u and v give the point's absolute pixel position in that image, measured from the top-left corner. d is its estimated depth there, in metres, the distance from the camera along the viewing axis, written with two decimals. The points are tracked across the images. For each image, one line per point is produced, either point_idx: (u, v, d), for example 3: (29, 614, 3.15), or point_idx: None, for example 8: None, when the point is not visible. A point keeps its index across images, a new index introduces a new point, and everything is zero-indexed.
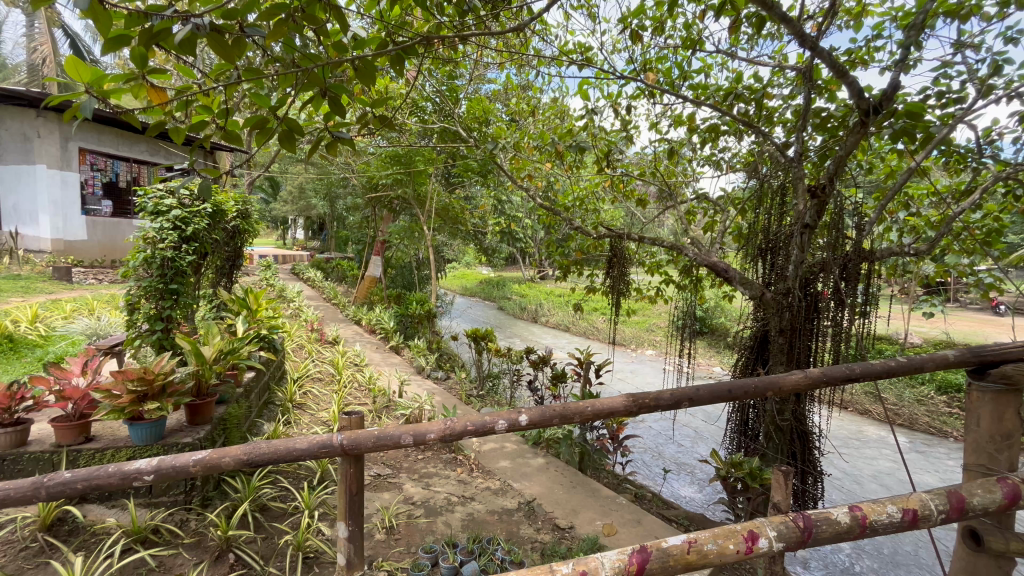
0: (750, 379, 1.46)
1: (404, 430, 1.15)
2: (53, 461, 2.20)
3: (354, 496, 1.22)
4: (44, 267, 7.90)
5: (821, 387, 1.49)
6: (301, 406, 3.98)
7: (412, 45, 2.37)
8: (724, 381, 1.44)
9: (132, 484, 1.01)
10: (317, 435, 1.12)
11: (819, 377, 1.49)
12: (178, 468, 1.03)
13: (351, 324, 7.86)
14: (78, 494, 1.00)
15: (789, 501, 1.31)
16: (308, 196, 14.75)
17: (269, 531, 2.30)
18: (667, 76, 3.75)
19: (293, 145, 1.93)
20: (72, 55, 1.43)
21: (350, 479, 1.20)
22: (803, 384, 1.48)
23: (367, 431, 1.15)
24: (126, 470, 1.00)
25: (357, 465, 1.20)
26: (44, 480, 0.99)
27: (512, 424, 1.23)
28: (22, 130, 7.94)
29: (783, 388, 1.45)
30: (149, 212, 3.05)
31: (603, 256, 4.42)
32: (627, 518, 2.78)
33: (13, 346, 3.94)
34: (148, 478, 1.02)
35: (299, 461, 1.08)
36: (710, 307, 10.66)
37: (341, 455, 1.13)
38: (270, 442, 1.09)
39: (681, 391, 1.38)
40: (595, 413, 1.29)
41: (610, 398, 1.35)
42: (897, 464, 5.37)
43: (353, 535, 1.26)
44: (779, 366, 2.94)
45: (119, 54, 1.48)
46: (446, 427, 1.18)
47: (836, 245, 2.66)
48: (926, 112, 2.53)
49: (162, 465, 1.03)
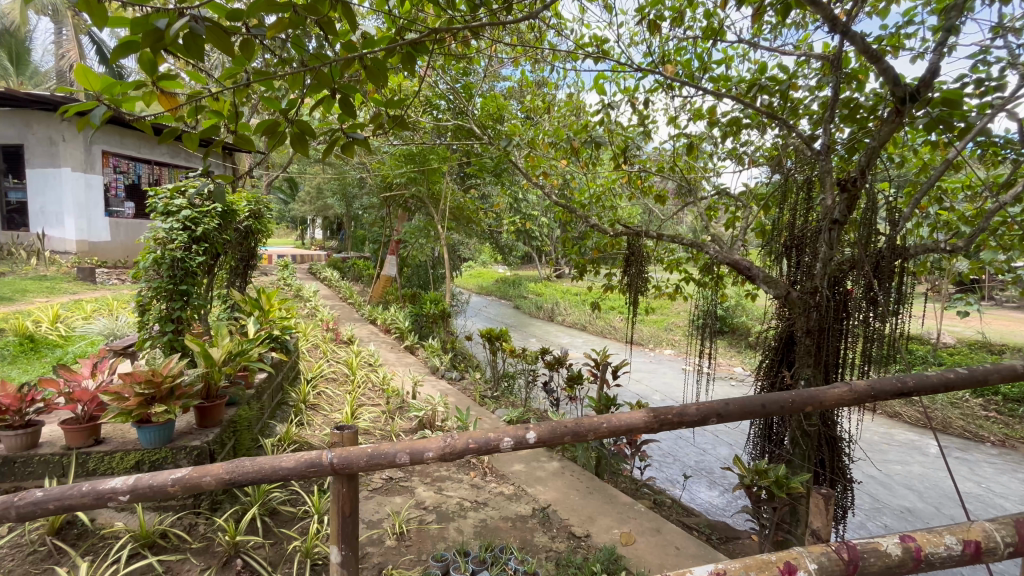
0: (785, 393, 1.39)
1: (400, 447, 1.13)
2: (63, 462, 2.21)
3: (347, 518, 1.21)
4: (70, 268, 8.06)
5: (868, 402, 1.41)
6: (314, 406, 3.97)
7: (423, 41, 2.30)
8: (758, 395, 1.37)
9: (107, 505, 1.01)
10: (305, 454, 1.09)
11: (863, 392, 1.42)
12: (156, 487, 1.03)
13: (367, 323, 7.88)
14: (50, 514, 0.99)
15: (830, 527, 1.25)
16: (325, 195, 14.92)
17: (278, 536, 2.28)
18: (686, 68, 3.63)
19: (304, 147, 1.87)
20: (80, 62, 1.43)
21: (343, 501, 1.20)
22: (847, 399, 1.41)
23: (359, 449, 1.13)
24: (100, 490, 1.01)
25: (349, 484, 1.20)
26: (15, 500, 0.98)
27: (519, 441, 1.20)
28: (47, 134, 8.09)
29: (824, 402, 1.37)
30: (160, 213, 3.07)
31: (620, 254, 4.31)
32: (646, 526, 2.67)
33: (33, 346, 4.00)
34: (123, 497, 1.01)
35: (286, 481, 1.07)
36: (732, 305, 10.39)
37: (331, 473, 1.11)
38: (253, 459, 1.07)
39: (708, 406, 1.32)
40: (611, 430, 1.25)
41: (629, 414, 1.29)
42: (939, 472, 5.09)
43: (346, 560, 1.24)
44: (806, 369, 2.74)
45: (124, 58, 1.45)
46: (444, 446, 1.15)
47: (869, 242, 2.50)
48: (966, 99, 2.36)
49: (138, 484, 1.02)
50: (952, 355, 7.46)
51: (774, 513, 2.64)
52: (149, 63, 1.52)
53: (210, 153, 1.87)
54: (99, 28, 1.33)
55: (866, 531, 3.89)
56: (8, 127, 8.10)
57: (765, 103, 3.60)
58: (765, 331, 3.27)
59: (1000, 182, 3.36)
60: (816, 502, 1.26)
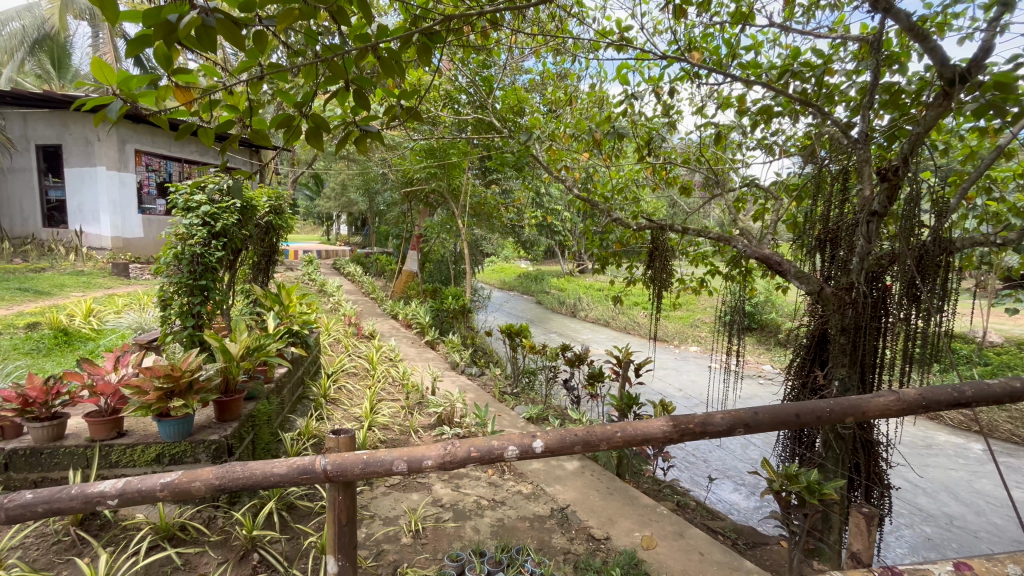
0: (824, 402, 1.35)
1: (396, 456, 1.21)
2: (87, 454, 2.29)
3: (343, 527, 1.36)
4: (105, 263, 8.37)
5: (918, 411, 1.33)
6: (334, 401, 4.02)
7: (439, 30, 2.22)
8: (792, 404, 1.35)
9: (95, 508, 1.14)
10: (298, 461, 1.20)
11: (913, 401, 1.35)
12: (144, 492, 1.15)
13: (388, 318, 7.97)
14: (39, 515, 1.14)
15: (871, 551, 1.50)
16: (349, 192, 15.12)
17: (294, 531, 2.30)
18: (714, 55, 3.49)
19: (320, 142, 1.80)
20: (95, 56, 1.40)
21: (339, 508, 1.36)
22: (893, 407, 1.34)
23: (354, 457, 1.23)
24: (88, 494, 1.14)
25: (345, 492, 1.35)
26: (5, 503, 1.12)
27: (525, 450, 1.25)
28: (84, 134, 8.43)
29: (866, 412, 1.32)
30: (181, 209, 3.15)
31: (643, 248, 4.19)
32: (669, 530, 2.58)
33: (67, 339, 4.17)
34: (112, 501, 1.15)
35: (280, 486, 1.19)
36: (761, 301, 10.06)
37: (323, 479, 1.22)
38: (245, 466, 1.19)
39: (736, 416, 1.30)
40: (627, 439, 1.28)
41: (649, 423, 1.30)
42: (984, 478, 4.81)
43: (343, 568, 1.41)
44: (841, 368, 2.67)
45: (141, 54, 1.42)
46: (443, 455, 1.22)
47: (911, 235, 2.32)
48: (1022, 81, 2.18)
49: (127, 488, 1.15)
50: (999, 354, 7.07)
51: (804, 520, 2.51)
52: (165, 58, 1.49)
53: (227, 148, 1.79)
54: (109, 19, 1.32)
55: (911, 546, 3.63)
56: (48, 127, 8.48)
57: (798, 90, 3.43)
58: (797, 327, 3.13)
59: None
60: (858, 525, 1.52)
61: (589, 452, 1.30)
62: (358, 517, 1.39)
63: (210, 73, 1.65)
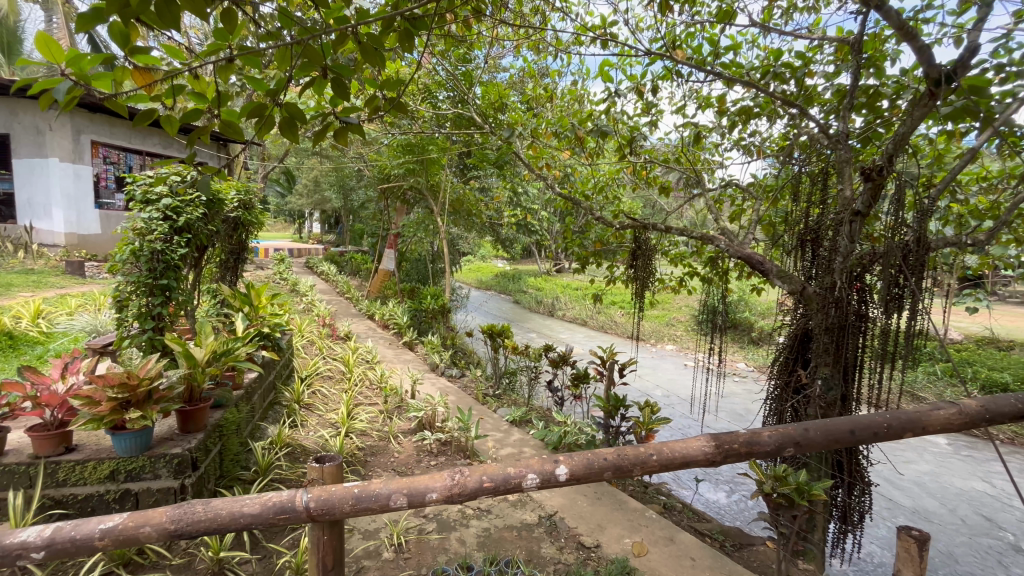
0: (879, 416, 1.43)
1: (396, 490, 1.13)
2: (30, 473, 2.11)
3: (328, 568, 1.29)
4: (58, 261, 7.88)
5: (984, 424, 1.47)
6: (308, 406, 3.85)
7: (422, 17, 2.07)
8: (847, 421, 1.39)
9: (16, 562, 1.00)
10: (278, 498, 1.10)
11: (977, 416, 1.47)
12: (79, 540, 1.03)
13: (364, 318, 7.77)
14: None
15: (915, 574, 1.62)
16: (323, 188, 14.74)
17: (266, 550, 2.17)
18: (696, 54, 3.46)
19: (295, 134, 1.66)
20: (42, 29, 1.21)
21: (325, 548, 1.28)
22: (956, 420, 1.46)
23: (346, 490, 1.13)
24: (11, 545, 1.00)
25: (330, 531, 1.28)
26: None
27: (542, 477, 1.19)
28: (34, 123, 7.93)
29: (927, 426, 1.43)
30: (139, 201, 2.93)
31: (624, 246, 4.15)
32: (659, 535, 2.52)
33: (12, 344, 3.87)
34: (37, 554, 1.01)
35: (249, 528, 1.07)
36: (736, 300, 10.23)
37: (306, 519, 1.11)
38: (207, 506, 1.07)
39: (787, 434, 1.33)
40: (662, 462, 1.26)
41: (688, 443, 1.29)
42: (951, 471, 4.97)
43: None
44: (823, 367, 2.61)
45: (97, 33, 1.24)
46: (448, 486, 1.15)
47: (894, 233, 2.25)
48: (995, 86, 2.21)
49: (56, 537, 1.02)
50: (958, 351, 7.38)
51: (794, 523, 2.45)
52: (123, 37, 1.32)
53: (194, 142, 1.61)
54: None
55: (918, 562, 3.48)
56: None
57: (778, 91, 3.43)
58: (778, 327, 3.10)
59: (1017, 174, 3.20)
60: (908, 550, 1.62)
61: (618, 477, 1.26)
62: (344, 564, 1.32)
63: (173, 54, 1.48)
